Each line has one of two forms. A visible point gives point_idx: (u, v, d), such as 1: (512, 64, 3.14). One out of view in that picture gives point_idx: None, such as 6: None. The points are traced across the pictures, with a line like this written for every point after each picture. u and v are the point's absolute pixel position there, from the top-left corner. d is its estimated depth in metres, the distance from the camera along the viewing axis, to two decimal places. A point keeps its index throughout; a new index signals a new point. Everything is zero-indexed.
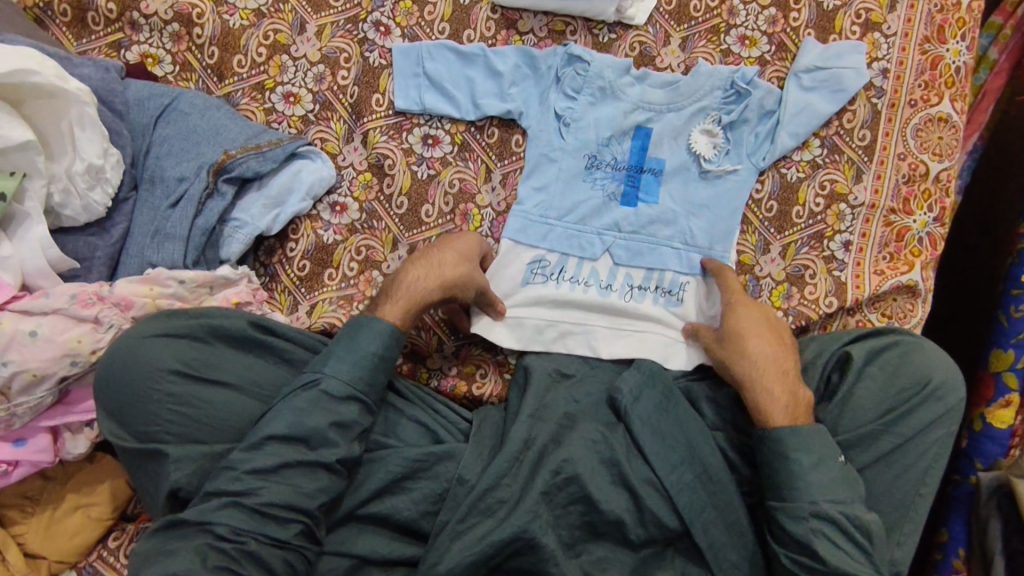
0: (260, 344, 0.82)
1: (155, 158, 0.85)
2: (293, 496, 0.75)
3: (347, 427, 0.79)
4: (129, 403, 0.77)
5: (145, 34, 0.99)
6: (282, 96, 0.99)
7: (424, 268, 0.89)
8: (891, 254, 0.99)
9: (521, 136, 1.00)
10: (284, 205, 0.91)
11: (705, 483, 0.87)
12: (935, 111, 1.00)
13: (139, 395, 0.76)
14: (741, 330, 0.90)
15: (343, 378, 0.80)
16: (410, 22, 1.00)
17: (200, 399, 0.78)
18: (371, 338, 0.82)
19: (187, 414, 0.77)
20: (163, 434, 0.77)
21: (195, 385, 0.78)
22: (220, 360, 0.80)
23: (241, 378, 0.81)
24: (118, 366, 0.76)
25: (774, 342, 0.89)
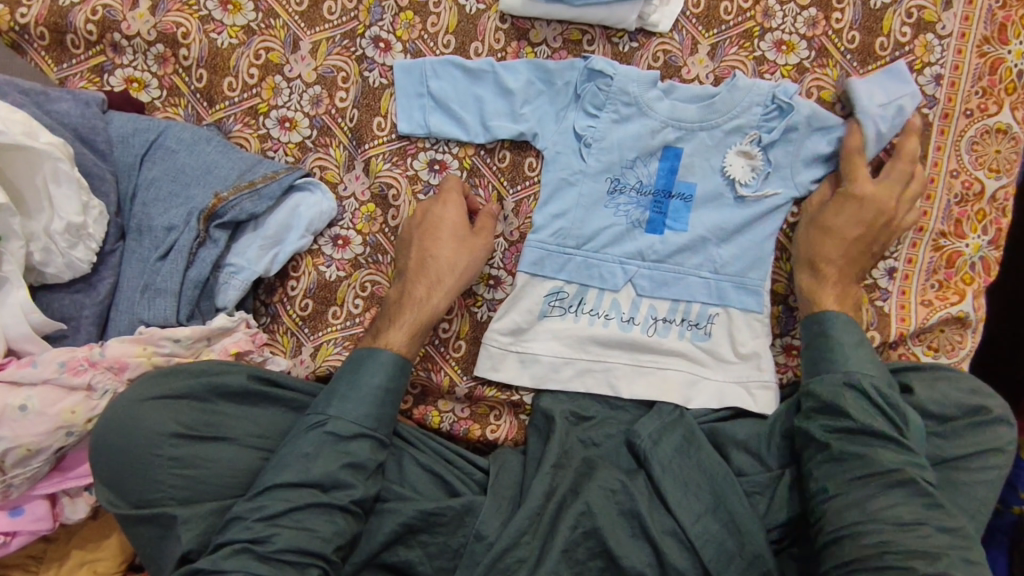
0: (265, 396, 0.76)
1: (142, 203, 0.80)
2: (309, 539, 0.69)
3: (361, 466, 0.74)
4: (127, 471, 0.70)
5: (128, 56, 0.92)
6: (276, 121, 0.92)
7: (428, 283, 0.85)
8: (940, 282, 0.91)
9: (535, 159, 0.92)
10: (283, 244, 0.86)
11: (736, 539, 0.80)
12: (993, 122, 0.90)
13: (137, 462, 0.69)
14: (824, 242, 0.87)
15: (346, 416, 0.75)
16: (412, 35, 0.91)
17: (204, 462, 0.72)
18: (372, 373, 0.78)
19: (191, 478, 0.71)
20: (166, 502, 0.70)
21: (198, 446, 0.72)
22: (224, 417, 0.74)
23: (246, 435, 0.75)
24: (113, 432, 0.69)
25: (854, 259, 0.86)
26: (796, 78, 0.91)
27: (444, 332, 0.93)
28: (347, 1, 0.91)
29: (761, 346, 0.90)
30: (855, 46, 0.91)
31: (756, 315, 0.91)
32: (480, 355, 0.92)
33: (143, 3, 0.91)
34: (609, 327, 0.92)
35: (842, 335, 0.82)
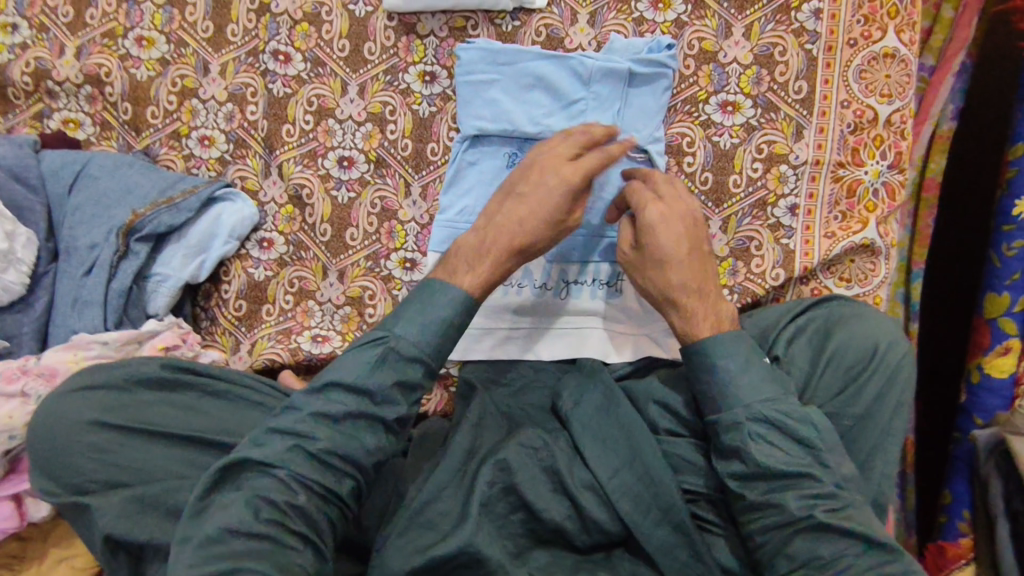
0: (181, 381, 0.81)
1: (69, 227, 0.88)
2: None
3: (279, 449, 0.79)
4: (53, 459, 0.74)
5: (63, 100, 1.01)
6: (197, 140, 1.00)
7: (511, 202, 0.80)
8: (843, 213, 0.92)
9: (436, 145, 0.97)
10: (208, 251, 0.94)
11: (657, 488, 0.80)
12: (879, 48, 0.90)
13: (61, 449, 0.74)
14: (672, 283, 0.78)
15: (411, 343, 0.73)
16: (310, 44, 0.98)
17: (120, 447, 0.75)
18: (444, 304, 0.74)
19: (111, 463, 0.74)
20: (87, 487, 0.74)
21: (118, 433, 0.76)
22: (145, 407, 0.78)
23: (165, 424, 0.78)
24: (41, 425, 0.75)
25: (693, 286, 0.78)
26: (675, 33, 0.94)
27: (370, 317, 0.97)
28: (247, 22, 0.99)
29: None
30: None
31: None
32: None
33: (69, 50, 1.00)
34: (521, 292, 0.95)
35: (727, 362, 0.74)
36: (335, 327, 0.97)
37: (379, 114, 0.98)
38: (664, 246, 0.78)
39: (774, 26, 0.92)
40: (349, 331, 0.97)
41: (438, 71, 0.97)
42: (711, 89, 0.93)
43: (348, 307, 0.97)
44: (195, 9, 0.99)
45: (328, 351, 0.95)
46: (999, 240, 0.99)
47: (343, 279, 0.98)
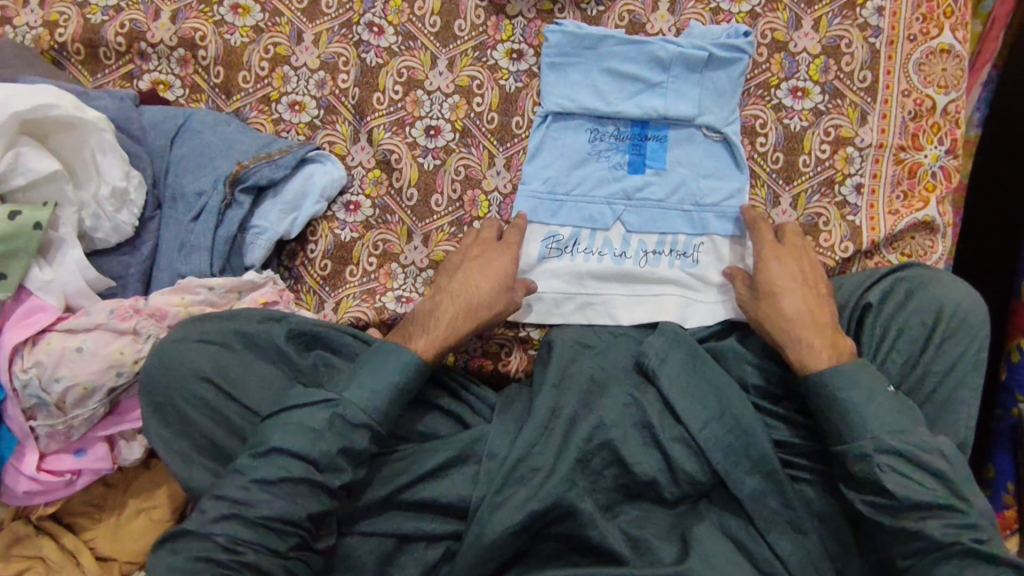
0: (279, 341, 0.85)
1: (174, 176, 0.92)
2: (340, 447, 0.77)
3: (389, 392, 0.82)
4: (167, 408, 0.81)
5: (155, 62, 1.03)
6: (287, 106, 1.02)
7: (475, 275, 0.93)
8: (905, 192, 0.99)
9: (521, 119, 1.02)
10: (300, 210, 0.96)
11: (760, 445, 0.85)
12: (936, 43, 0.98)
13: (176, 399, 0.81)
14: (786, 314, 0.87)
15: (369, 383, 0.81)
16: (402, 19, 1.02)
17: (229, 404, 0.82)
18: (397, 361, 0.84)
19: (220, 415, 0.81)
20: (199, 437, 0.81)
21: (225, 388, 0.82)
22: (247, 361, 0.83)
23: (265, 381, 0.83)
24: (158, 377, 0.81)
25: (811, 322, 0.86)
26: (749, 23, 1.00)
27: None
28: None
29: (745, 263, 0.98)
30: None
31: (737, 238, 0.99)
32: None
33: (164, 14, 1.03)
34: (602, 264, 1.00)
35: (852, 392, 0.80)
36: (418, 289, 0.99)
37: (466, 87, 1.02)
38: (774, 275, 0.90)
39: (841, 20, 1.00)
40: None
41: (525, 49, 1.02)
42: (782, 75, 1.00)
43: (431, 270, 1.00)
44: None
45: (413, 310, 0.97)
46: None
47: (428, 242, 1.00)
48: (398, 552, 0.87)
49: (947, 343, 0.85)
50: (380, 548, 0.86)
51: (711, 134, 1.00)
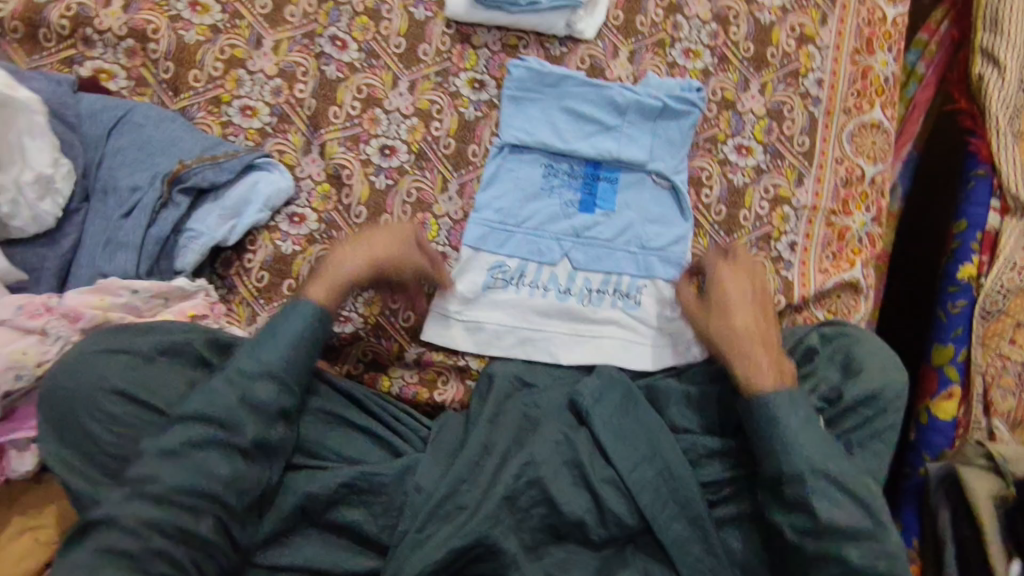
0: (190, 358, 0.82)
1: (108, 168, 0.87)
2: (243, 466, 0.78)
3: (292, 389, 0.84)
4: (70, 422, 0.76)
5: (99, 49, 0.99)
6: (238, 109, 0.99)
7: (373, 245, 0.93)
8: (834, 254, 1.04)
9: (477, 147, 1.02)
10: (241, 216, 0.92)
11: (684, 488, 0.87)
12: (867, 119, 1.06)
13: (81, 413, 0.76)
14: (729, 333, 0.91)
15: (266, 364, 0.82)
16: (367, 37, 1.02)
17: (139, 420, 0.78)
18: (296, 320, 0.85)
19: (125, 435, 0.77)
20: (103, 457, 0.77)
21: (135, 408, 0.78)
22: (160, 378, 0.80)
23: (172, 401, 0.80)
24: (62, 391, 0.76)
25: (756, 335, 0.91)
26: (702, 80, 1.05)
27: (393, 304, 0.99)
28: (308, 6, 1.02)
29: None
30: (750, 55, 1.06)
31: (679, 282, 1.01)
32: (426, 323, 0.99)
33: (116, 2, 0.99)
34: (547, 300, 1.00)
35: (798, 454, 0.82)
36: (357, 310, 0.98)
37: (425, 110, 1.02)
38: (729, 298, 0.93)
39: (785, 87, 1.06)
40: (371, 314, 0.98)
41: (486, 80, 1.03)
42: (729, 132, 1.05)
43: (372, 291, 0.99)
44: None
45: (349, 332, 0.98)
46: (945, 299, 1.19)
47: None
48: None
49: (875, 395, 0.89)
50: None
51: (660, 181, 1.03)
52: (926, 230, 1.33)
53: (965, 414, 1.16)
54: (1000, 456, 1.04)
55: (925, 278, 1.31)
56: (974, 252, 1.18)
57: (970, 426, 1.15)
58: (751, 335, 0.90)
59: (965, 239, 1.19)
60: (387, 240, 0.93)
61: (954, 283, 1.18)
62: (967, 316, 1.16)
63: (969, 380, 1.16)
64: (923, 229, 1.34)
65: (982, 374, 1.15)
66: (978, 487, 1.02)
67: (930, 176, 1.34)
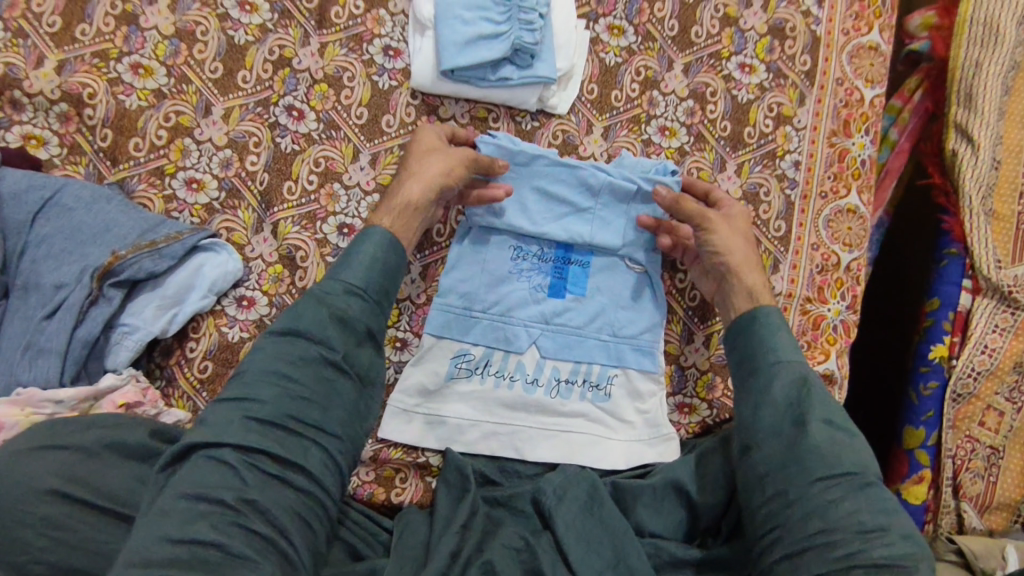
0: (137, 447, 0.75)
1: (31, 260, 0.79)
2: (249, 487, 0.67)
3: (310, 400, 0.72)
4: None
5: (29, 113, 0.90)
6: (184, 182, 0.92)
7: (438, 157, 0.90)
8: (809, 343, 1.01)
9: (443, 227, 0.98)
10: (182, 304, 0.85)
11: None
12: (844, 203, 1.04)
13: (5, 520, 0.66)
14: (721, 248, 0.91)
15: (343, 283, 0.79)
16: (326, 105, 0.95)
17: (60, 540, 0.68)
18: (366, 245, 0.82)
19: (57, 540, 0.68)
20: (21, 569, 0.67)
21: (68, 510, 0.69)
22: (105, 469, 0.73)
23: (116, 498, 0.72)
24: None
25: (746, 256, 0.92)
26: (677, 160, 1.02)
27: None
28: (262, 72, 0.95)
29: (657, 406, 0.96)
30: (727, 134, 1.03)
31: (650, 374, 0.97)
32: (383, 418, 0.93)
33: (49, 62, 0.90)
34: (513, 391, 0.95)
35: None
36: None
37: (387, 186, 0.95)
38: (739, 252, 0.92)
39: (762, 168, 1.03)
40: None
41: None
42: None
43: None
44: (205, 47, 0.94)
45: None
46: (917, 379, 1.18)
47: None
48: None
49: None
50: None
51: (633, 267, 0.99)
52: (895, 294, 1.33)
53: (936, 497, 1.15)
54: (969, 553, 1.03)
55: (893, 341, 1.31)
56: (946, 332, 1.17)
57: (940, 511, 1.14)
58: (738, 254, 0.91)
59: (937, 318, 1.18)
60: (445, 162, 0.89)
61: (925, 363, 1.17)
62: (938, 399, 1.15)
63: (938, 464, 1.15)
64: (892, 293, 1.33)
65: (951, 458, 1.15)
66: None
67: (901, 241, 1.33)
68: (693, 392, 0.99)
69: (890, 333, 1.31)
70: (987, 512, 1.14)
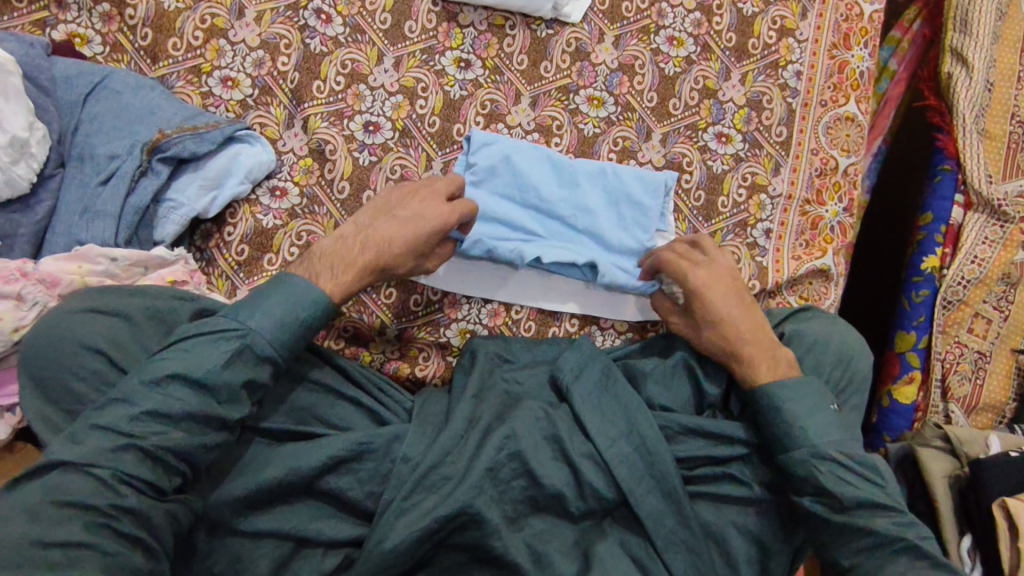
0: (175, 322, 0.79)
1: (84, 135, 0.87)
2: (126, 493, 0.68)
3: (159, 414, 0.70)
4: (49, 382, 0.73)
5: (73, 13, 0.96)
6: (219, 80, 0.98)
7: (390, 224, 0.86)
8: (807, 241, 1.08)
9: (462, 126, 1.02)
10: (221, 187, 0.92)
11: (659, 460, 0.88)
12: (843, 111, 1.10)
13: (61, 373, 0.73)
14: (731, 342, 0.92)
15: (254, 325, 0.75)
16: (352, 11, 1.01)
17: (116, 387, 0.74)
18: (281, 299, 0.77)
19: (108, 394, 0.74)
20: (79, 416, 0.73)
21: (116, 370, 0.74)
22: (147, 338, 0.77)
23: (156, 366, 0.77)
24: (42, 342, 0.73)
25: (755, 342, 0.91)
26: (685, 68, 1.07)
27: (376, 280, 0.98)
28: None
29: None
30: (732, 45, 1.08)
31: (663, 233, 1.04)
32: None
33: None
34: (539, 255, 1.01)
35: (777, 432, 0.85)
36: None
37: (410, 88, 1.01)
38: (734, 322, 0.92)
39: (765, 78, 1.08)
40: None
41: (472, 59, 1.03)
42: (710, 120, 1.07)
43: None
44: None
45: None
46: (909, 288, 1.24)
47: None
48: (293, 557, 0.83)
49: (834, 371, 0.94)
50: (276, 549, 0.81)
51: (647, 167, 1.05)
52: (895, 202, 1.38)
53: (925, 399, 1.21)
54: (955, 439, 1.10)
55: (890, 244, 1.37)
56: (938, 244, 1.22)
57: (928, 411, 1.20)
58: (747, 338, 0.92)
59: (930, 231, 1.23)
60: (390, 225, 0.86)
61: (917, 273, 1.23)
62: (929, 305, 1.21)
63: (928, 366, 1.21)
64: (891, 201, 1.39)
65: (941, 360, 1.20)
66: (936, 467, 1.07)
67: (899, 156, 1.39)
68: None
69: (887, 236, 1.37)
70: (975, 412, 1.20)
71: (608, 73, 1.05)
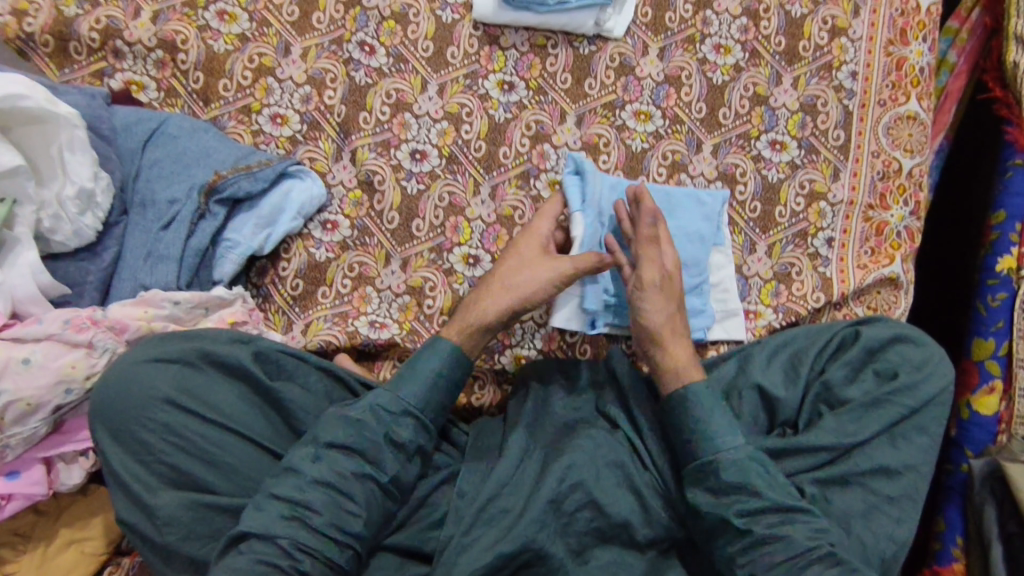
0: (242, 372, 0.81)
1: (145, 180, 0.89)
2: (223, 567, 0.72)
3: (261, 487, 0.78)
4: (122, 433, 0.76)
5: (129, 61, 0.99)
6: (268, 118, 0.99)
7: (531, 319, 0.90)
8: (872, 249, 1.03)
9: (508, 149, 1.01)
10: (275, 224, 0.93)
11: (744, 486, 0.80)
12: (904, 110, 1.04)
13: (130, 422, 0.76)
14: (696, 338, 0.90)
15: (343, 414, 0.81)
16: (394, 41, 1.01)
17: (186, 433, 0.77)
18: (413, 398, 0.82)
19: (180, 443, 0.77)
20: (155, 463, 0.76)
21: (186, 416, 0.77)
22: (212, 386, 0.79)
23: (225, 412, 0.79)
24: (111, 394, 0.76)
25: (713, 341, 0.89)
26: (733, 76, 1.04)
27: (428, 308, 0.97)
28: (334, 12, 1.01)
29: (726, 277, 1.00)
30: (782, 49, 1.04)
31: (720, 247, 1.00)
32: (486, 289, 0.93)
33: (145, 13, 0.99)
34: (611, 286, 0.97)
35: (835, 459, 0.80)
36: (392, 315, 0.97)
37: (455, 114, 1.01)
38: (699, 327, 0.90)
39: (819, 80, 1.04)
40: (406, 319, 0.97)
41: (516, 81, 1.02)
42: (762, 128, 1.03)
43: (407, 296, 0.97)
44: None
45: (386, 337, 0.95)
46: (984, 292, 1.16)
47: (406, 268, 0.98)
48: None
49: (919, 384, 0.87)
50: None
51: (700, 181, 1.02)
52: (962, 200, 1.31)
53: (1009, 409, 1.13)
54: None
55: (956, 245, 1.30)
56: (1013, 244, 1.15)
57: (1013, 421, 1.11)
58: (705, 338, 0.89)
59: (1004, 231, 1.16)
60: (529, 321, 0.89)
61: (992, 276, 1.16)
62: (1008, 309, 1.14)
63: (1010, 374, 1.13)
64: (958, 199, 1.32)
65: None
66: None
67: (966, 150, 1.32)
68: (757, 298, 1.01)
69: (953, 236, 1.31)
70: None
71: (655, 86, 1.03)
